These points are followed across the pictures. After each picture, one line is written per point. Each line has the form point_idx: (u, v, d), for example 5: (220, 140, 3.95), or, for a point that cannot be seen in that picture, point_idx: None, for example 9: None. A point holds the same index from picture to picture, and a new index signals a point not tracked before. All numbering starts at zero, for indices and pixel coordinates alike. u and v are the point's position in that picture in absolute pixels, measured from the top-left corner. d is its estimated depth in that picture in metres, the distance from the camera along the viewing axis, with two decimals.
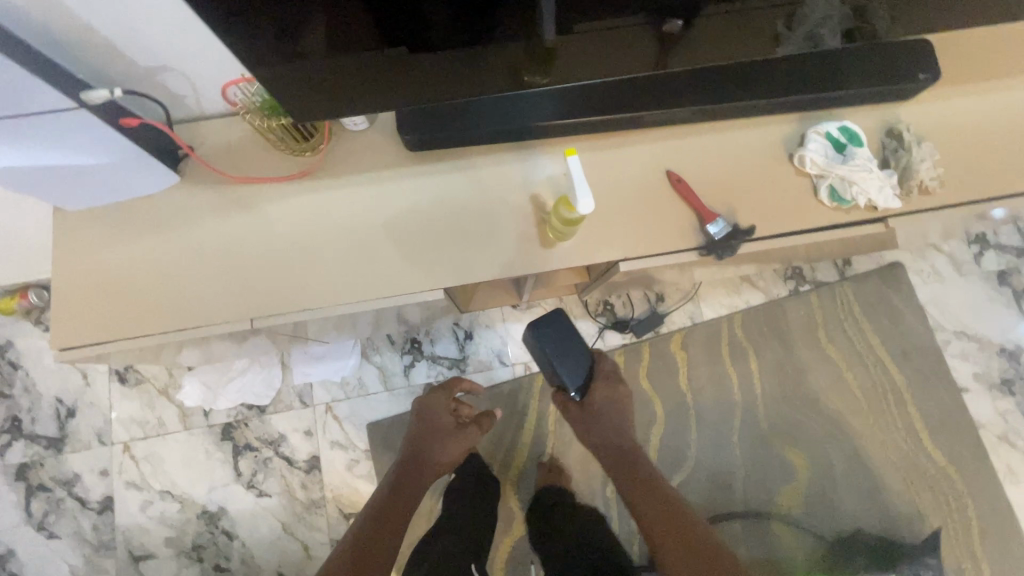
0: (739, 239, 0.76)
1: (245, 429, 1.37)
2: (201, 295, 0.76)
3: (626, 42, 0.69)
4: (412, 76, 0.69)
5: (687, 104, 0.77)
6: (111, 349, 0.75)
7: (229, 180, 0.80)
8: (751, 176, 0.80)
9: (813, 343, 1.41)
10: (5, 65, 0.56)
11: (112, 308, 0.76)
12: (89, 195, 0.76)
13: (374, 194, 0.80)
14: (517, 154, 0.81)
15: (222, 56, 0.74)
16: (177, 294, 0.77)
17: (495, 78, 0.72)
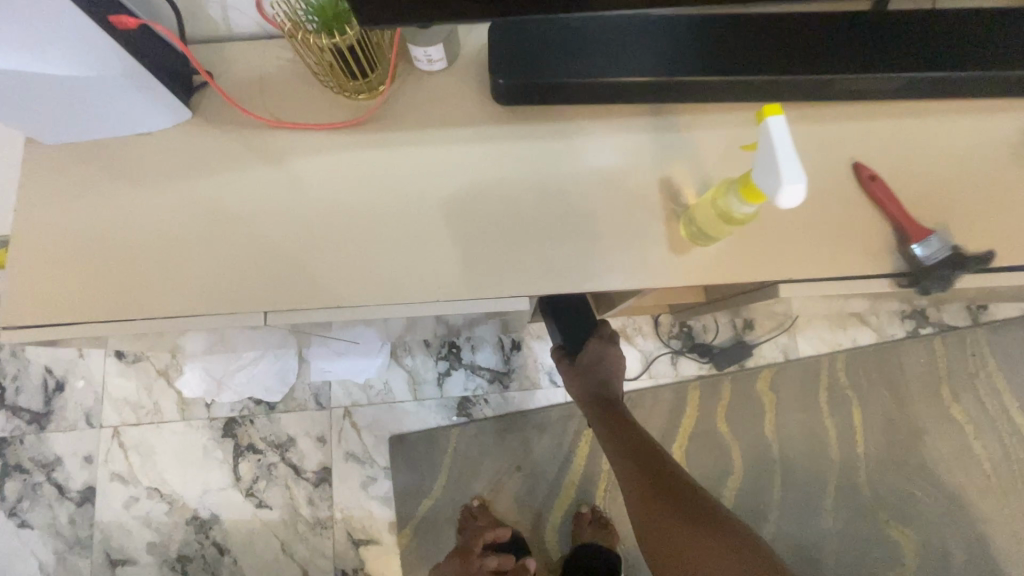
0: (961, 268, 0.53)
1: (250, 427, 1.18)
2: (203, 274, 0.57)
3: None
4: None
5: (902, 71, 0.54)
6: (79, 334, 0.56)
7: (256, 122, 0.60)
8: (976, 180, 0.56)
9: (934, 399, 1.15)
10: None
11: (85, 278, 0.57)
12: (68, 123, 0.57)
13: (444, 158, 0.59)
14: (641, 122, 0.59)
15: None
16: (171, 269, 0.57)
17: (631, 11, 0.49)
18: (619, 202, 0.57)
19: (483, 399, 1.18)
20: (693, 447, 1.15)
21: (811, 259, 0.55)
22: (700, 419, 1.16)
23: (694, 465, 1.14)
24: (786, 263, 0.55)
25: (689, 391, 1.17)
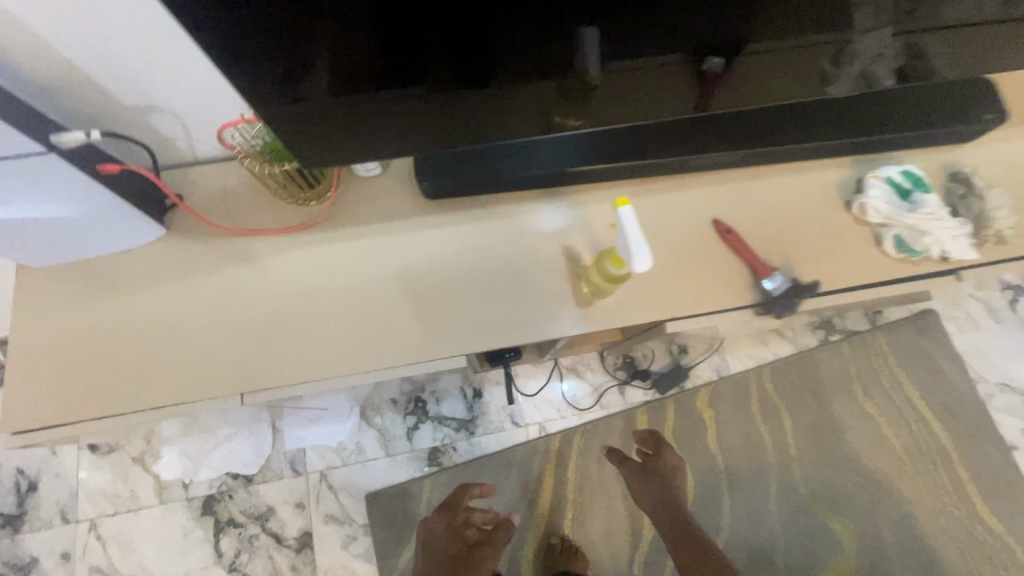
0: (800, 296, 0.68)
1: (229, 502, 1.23)
2: (186, 367, 0.66)
3: (666, 81, 0.64)
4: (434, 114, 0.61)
5: (736, 149, 0.70)
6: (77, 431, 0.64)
7: (224, 233, 0.71)
8: (805, 225, 0.72)
9: (849, 397, 1.31)
10: None
11: (79, 382, 0.65)
12: (58, 248, 0.66)
13: (386, 247, 0.71)
14: (544, 203, 0.73)
15: (217, 95, 0.66)
16: (157, 365, 0.66)
17: (523, 119, 0.65)
18: (534, 270, 0.70)
19: (451, 447, 1.27)
20: None
21: (688, 300, 0.69)
22: None
23: None
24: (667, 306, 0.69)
25: (638, 416, 1.29)
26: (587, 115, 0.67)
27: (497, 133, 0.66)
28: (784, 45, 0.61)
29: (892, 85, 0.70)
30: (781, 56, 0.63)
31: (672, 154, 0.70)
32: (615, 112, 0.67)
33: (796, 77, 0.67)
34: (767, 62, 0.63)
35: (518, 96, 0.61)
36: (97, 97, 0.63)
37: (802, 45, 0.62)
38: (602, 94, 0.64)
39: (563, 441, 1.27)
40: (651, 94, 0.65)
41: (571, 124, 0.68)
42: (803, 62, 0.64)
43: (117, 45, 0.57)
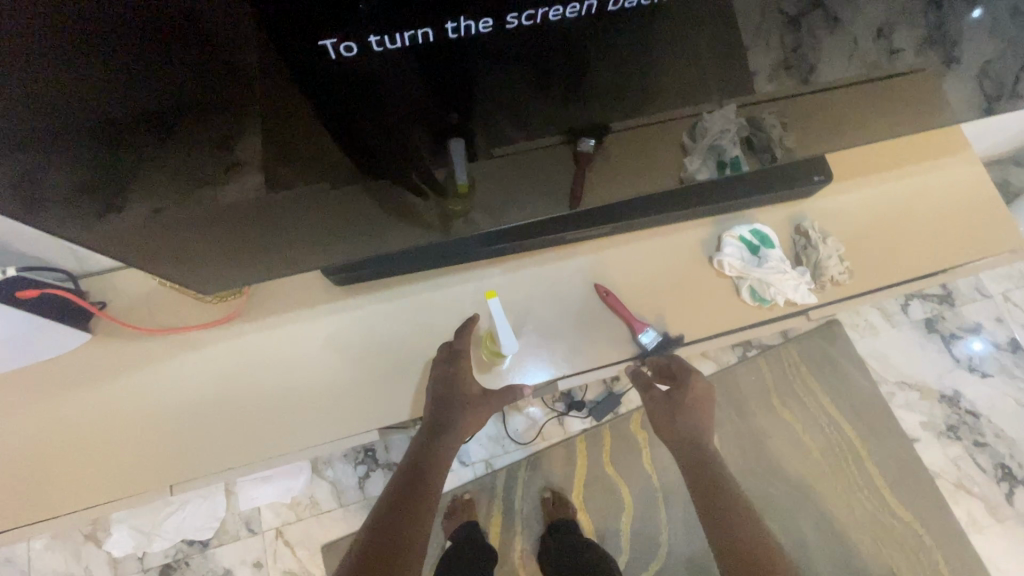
0: (670, 348, 0.79)
1: (186, 569, 1.25)
2: (116, 466, 0.71)
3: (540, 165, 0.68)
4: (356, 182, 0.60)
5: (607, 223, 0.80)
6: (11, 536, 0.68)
7: (146, 333, 0.76)
8: (676, 282, 0.82)
9: (767, 408, 1.43)
10: None
11: (10, 490, 0.69)
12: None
13: (303, 332, 0.78)
14: (446, 280, 0.82)
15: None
16: (88, 467, 0.71)
17: (413, 207, 0.69)
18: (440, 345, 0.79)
19: None
20: (589, 493, 1.34)
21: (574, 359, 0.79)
22: (590, 466, 1.36)
23: (593, 508, 1.33)
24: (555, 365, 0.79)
25: (578, 444, 1.38)
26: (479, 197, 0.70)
27: (386, 219, 0.70)
28: (645, 122, 0.65)
29: (740, 152, 0.77)
30: (635, 135, 0.68)
31: (552, 231, 0.80)
32: (500, 197, 0.72)
33: (653, 155, 0.73)
34: (624, 140, 0.68)
35: (405, 180, 0.63)
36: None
37: (661, 121, 0.66)
38: (484, 181, 0.68)
39: (508, 476, 1.36)
40: (530, 177, 0.71)
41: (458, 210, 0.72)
42: (663, 139, 0.71)
43: None
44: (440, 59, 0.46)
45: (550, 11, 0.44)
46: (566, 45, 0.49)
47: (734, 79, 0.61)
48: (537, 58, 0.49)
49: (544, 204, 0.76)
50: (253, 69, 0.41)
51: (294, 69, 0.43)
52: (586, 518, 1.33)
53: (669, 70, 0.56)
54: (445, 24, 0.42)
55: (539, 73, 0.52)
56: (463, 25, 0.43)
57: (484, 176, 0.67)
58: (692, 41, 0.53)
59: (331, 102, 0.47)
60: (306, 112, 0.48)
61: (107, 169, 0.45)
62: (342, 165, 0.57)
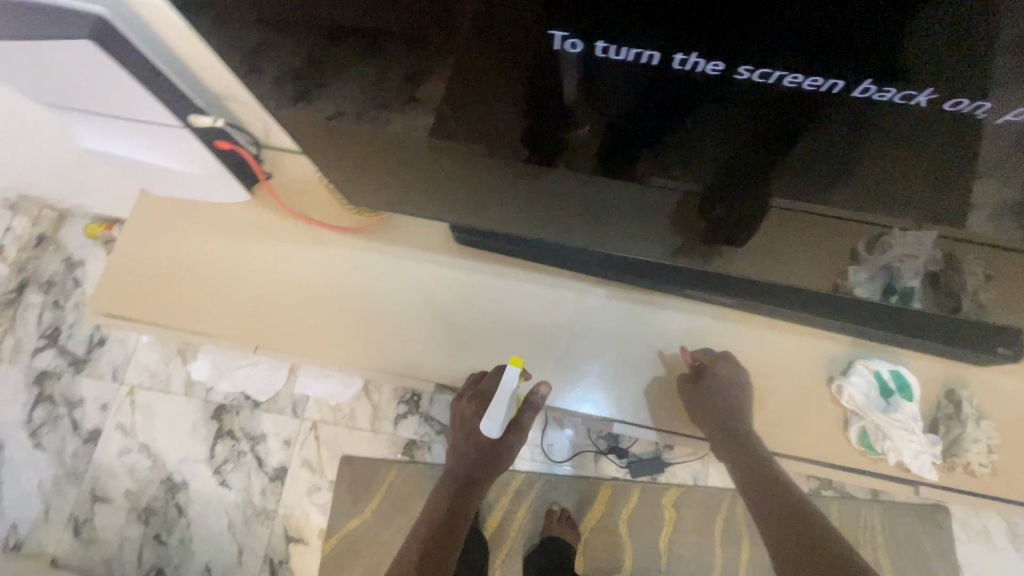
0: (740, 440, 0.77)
1: (235, 416, 1.42)
2: (224, 311, 0.83)
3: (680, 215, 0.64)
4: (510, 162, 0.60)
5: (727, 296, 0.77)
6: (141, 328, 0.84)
7: (289, 215, 0.85)
8: (777, 385, 0.77)
9: None
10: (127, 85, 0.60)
11: (152, 293, 0.84)
12: (174, 186, 0.81)
13: (408, 270, 0.84)
14: (552, 280, 0.84)
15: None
16: (206, 302, 0.83)
17: (541, 202, 0.68)
18: (511, 342, 0.83)
19: (427, 445, 1.37)
20: (593, 538, 1.30)
21: (628, 408, 0.80)
22: (605, 515, 1.32)
23: (589, 554, 1.30)
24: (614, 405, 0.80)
25: (602, 488, 1.33)
26: (603, 216, 0.68)
27: (510, 203, 0.70)
28: (801, 214, 0.59)
29: (918, 286, 0.68)
30: (781, 221, 0.61)
31: (670, 281, 0.79)
32: (624, 222, 0.69)
33: (796, 245, 0.66)
34: (767, 218, 0.61)
35: (544, 179, 0.63)
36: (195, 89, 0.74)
37: (816, 218, 0.59)
38: (614, 202, 0.65)
39: (524, 482, 1.34)
40: (659, 216, 0.66)
41: (582, 221, 0.71)
42: (825, 241, 0.63)
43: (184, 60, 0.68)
44: (641, 80, 0.44)
45: (783, 73, 0.40)
46: (776, 112, 0.44)
47: (927, 211, 0.53)
48: (759, 113, 0.45)
49: (661, 247, 0.73)
50: (465, 23, 0.42)
51: (498, 36, 0.43)
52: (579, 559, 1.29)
53: (868, 174, 0.50)
54: (676, 55, 0.40)
55: (725, 124, 0.47)
56: (692, 61, 0.40)
57: (610, 196, 0.64)
58: (908, 160, 0.46)
59: (504, 79, 0.48)
60: (480, 81, 0.48)
61: (313, 62, 0.50)
62: (497, 146, 0.58)
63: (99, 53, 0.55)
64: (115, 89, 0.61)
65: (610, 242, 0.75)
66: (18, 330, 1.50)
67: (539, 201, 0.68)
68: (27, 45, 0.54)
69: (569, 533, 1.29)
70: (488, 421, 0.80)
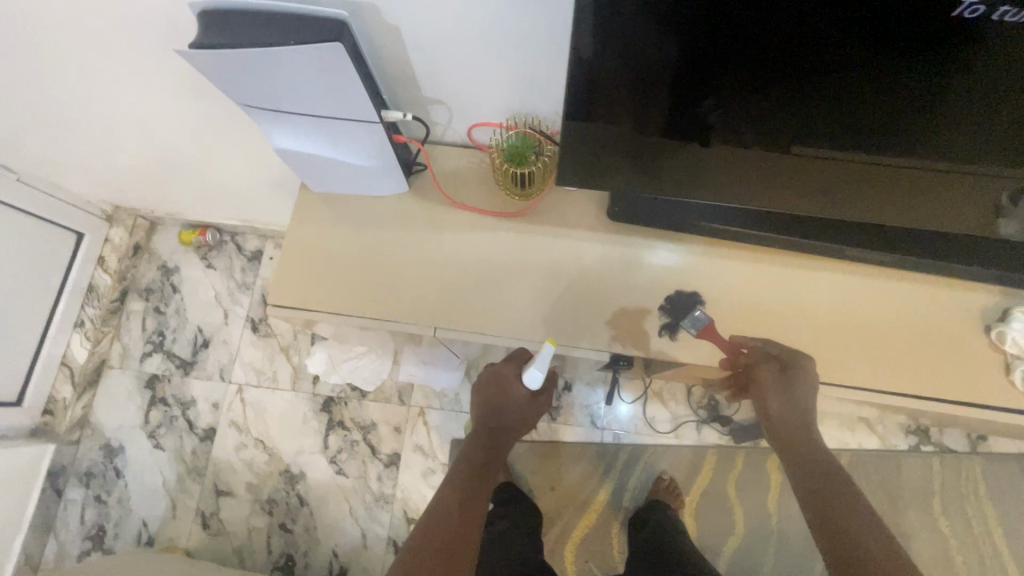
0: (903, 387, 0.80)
1: (344, 407, 1.47)
2: (402, 295, 0.87)
3: (816, 178, 0.73)
4: (673, 130, 0.68)
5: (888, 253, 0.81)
6: (316, 317, 0.87)
7: (449, 203, 0.90)
8: (933, 337, 0.81)
9: (920, 507, 1.33)
10: (350, 81, 0.64)
11: (324, 284, 0.87)
12: (346, 182, 0.86)
13: (568, 246, 0.88)
14: (701, 251, 0.88)
15: (481, 111, 0.83)
16: (383, 288, 0.87)
17: (687, 180, 0.77)
18: (678, 306, 0.85)
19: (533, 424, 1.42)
20: (703, 504, 1.35)
21: (798, 366, 0.83)
22: (713, 481, 1.37)
23: (701, 518, 1.34)
24: (791, 366, 0.82)
25: (708, 456, 1.38)
26: (736, 181, 0.76)
27: (652, 180, 0.78)
28: (886, 163, 0.68)
29: None
30: (869, 168, 0.70)
31: (820, 246, 0.83)
32: (742, 188, 0.77)
33: (889, 197, 0.74)
34: (853, 170, 0.70)
35: (663, 152, 0.73)
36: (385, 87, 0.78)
37: (902, 166, 0.68)
38: (726, 168, 0.74)
39: (631, 454, 1.40)
40: (761, 181, 0.75)
41: (733, 191, 0.78)
42: (952, 200, 0.72)
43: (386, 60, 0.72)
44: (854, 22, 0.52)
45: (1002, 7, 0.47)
46: (877, 51, 0.55)
47: (1000, 141, 0.61)
48: (949, 52, 0.53)
49: (782, 211, 0.80)
50: None
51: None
52: (693, 525, 1.34)
53: (979, 115, 0.59)
54: None
55: (909, 66, 0.56)
56: None
57: (712, 164, 0.74)
58: (982, 81, 0.56)
59: (726, 35, 0.55)
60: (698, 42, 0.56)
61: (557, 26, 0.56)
62: (672, 115, 0.66)
63: (338, 57, 0.60)
64: (331, 91, 0.66)
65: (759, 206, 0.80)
66: (124, 337, 1.56)
67: (680, 172, 0.76)
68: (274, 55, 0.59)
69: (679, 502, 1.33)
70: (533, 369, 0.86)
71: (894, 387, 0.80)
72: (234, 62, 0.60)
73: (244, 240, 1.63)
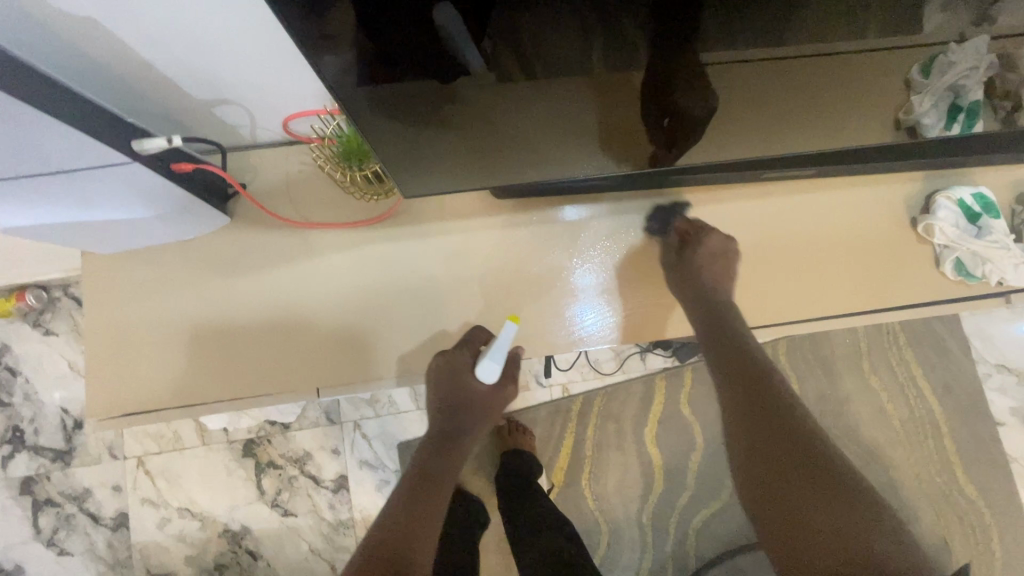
0: (842, 304, 0.75)
1: (268, 446, 1.31)
2: (268, 364, 0.69)
3: (724, 105, 0.58)
4: (523, 104, 0.52)
5: (796, 165, 0.72)
6: (166, 418, 0.68)
7: (292, 226, 0.71)
8: (857, 241, 0.76)
9: (857, 372, 1.38)
10: (36, 116, 0.42)
11: (166, 373, 0.68)
12: (138, 240, 0.65)
13: (453, 245, 0.73)
14: (605, 209, 0.76)
15: (291, 97, 0.62)
16: (241, 362, 0.69)
17: (578, 145, 0.62)
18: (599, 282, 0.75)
19: None
20: (662, 429, 1.34)
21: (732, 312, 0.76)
22: (667, 405, 1.35)
23: (663, 443, 1.34)
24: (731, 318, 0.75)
25: (657, 382, 1.36)
26: (620, 137, 0.62)
27: (519, 155, 0.63)
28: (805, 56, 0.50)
29: (979, 96, 0.64)
30: (781, 71, 0.52)
31: (730, 171, 0.73)
32: (634, 125, 0.59)
33: (785, 109, 0.61)
34: (767, 82, 0.55)
35: (524, 112, 0.54)
36: (123, 82, 0.55)
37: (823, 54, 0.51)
38: (590, 122, 0.57)
39: (584, 402, 1.35)
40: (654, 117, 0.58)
41: (618, 145, 0.63)
42: (874, 86, 0.59)
43: (99, 46, 0.49)
44: None
45: None
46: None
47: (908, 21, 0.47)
48: None
49: (684, 145, 0.66)
50: None
51: None
52: (656, 452, 1.33)
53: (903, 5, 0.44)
54: None
55: None
56: None
57: (590, 101, 0.53)
58: None
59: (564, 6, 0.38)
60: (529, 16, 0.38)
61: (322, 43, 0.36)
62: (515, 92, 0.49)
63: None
64: (21, 140, 0.44)
65: (648, 152, 0.66)
66: None
67: (559, 137, 0.60)
68: None
69: (618, 445, 1.33)
70: (488, 360, 0.69)
71: (836, 311, 0.75)
72: None
73: (80, 290, 1.33)
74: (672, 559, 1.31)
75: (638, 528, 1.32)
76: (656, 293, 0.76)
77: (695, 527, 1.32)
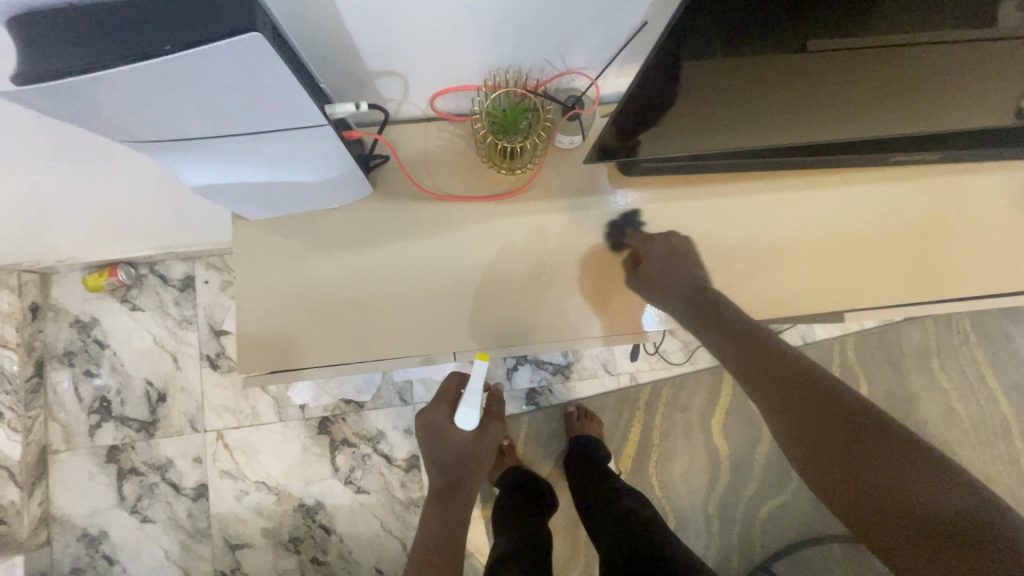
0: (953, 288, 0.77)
1: (343, 424, 1.34)
2: (405, 327, 0.73)
3: (873, 105, 0.63)
4: (714, 110, 0.61)
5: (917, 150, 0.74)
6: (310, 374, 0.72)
7: (430, 197, 0.74)
8: (969, 227, 0.78)
9: (926, 370, 1.38)
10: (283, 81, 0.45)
11: (308, 333, 0.72)
12: (295, 202, 0.68)
13: (577, 219, 0.76)
14: (721, 190, 0.78)
15: (447, 74, 0.65)
16: (379, 324, 0.72)
17: (736, 141, 0.69)
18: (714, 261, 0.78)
19: (548, 389, 1.36)
20: (730, 420, 1.35)
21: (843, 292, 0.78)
22: (735, 397, 1.36)
23: (730, 434, 1.35)
24: (841, 297, 0.78)
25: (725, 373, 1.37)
26: (773, 139, 0.70)
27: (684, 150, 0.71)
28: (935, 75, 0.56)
29: None
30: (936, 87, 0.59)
31: (851, 154, 0.75)
32: (783, 122, 0.65)
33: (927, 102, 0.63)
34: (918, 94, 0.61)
35: (712, 117, 0.62)
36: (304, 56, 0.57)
37: (952, 75, 0.56)
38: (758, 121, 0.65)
39: (652, 391, 1.36)
40: (809, 116, 0.64)
41: (764, 137, 0.69)
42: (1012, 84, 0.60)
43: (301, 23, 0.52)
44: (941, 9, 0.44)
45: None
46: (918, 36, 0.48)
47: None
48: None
49: (769, 133, 0.68)
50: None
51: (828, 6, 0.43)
52: (723, 442, 1.34)
53: None
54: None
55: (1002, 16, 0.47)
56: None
57: (765, 106, 0.60)
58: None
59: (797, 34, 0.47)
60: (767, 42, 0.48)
61: None
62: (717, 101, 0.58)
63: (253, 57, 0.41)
64: (254, 103, 0.47)
65: (789, 142, 0.71)
66: (59, 416, 1.32)
67: (725, 135, 0.68)
68: (151, 72, 0.40)
69: (686, 435, 1.34)
70: None
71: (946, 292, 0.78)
72: (107, 93, 0.41)
73: (166, 268, 1.37)
74: (738, 550, 1.32)
75: (705, 518, 1.32)
76: (770, 272, 0.78)
77: (761, 518, 1.33)
